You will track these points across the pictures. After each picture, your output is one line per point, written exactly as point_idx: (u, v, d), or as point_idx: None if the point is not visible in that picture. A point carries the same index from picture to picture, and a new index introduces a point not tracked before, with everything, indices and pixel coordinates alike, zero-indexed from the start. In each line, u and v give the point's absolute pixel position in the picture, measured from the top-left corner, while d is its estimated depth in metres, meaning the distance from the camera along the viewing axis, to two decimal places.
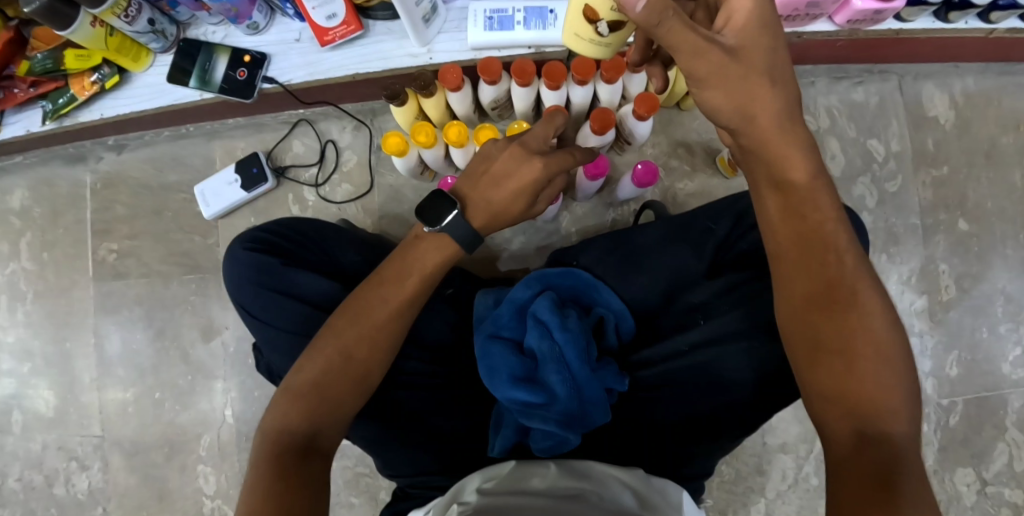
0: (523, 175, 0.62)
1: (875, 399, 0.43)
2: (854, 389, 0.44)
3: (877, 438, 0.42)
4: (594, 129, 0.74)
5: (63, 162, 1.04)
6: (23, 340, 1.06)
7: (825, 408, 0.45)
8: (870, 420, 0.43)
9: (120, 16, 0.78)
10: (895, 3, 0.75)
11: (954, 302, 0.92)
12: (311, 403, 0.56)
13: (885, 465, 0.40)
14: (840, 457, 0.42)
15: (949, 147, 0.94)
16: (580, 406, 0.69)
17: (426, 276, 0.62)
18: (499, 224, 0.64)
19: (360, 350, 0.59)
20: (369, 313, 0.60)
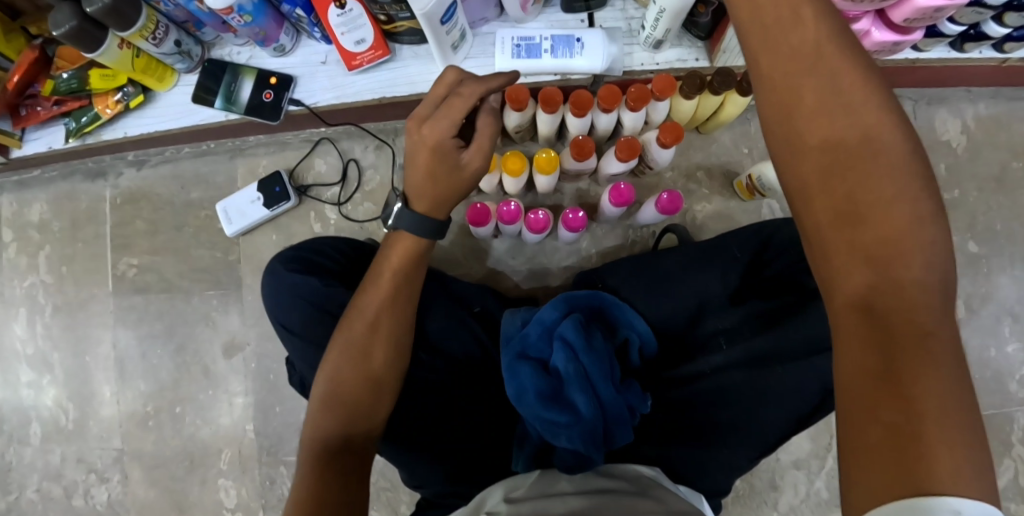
0: (425, 150, 0.64)
1: (895, 227, 0.35)
2: (862, 217, 0.36)
3: (886, 283, 0.34)
4: (620, 157, 0.75)
5: (84, 177, 1.04)
6: (43, 352, 1.06)
7: (834, 251, 0.36)
8: (884, 261, 0.34)
9: (148, 39, 0.79)
10: (913, 35, 0.76)
11: (962, 322, 0.95)
12: (332, 410, 0.64)
13: (909, 341, 0.32)
14: (848, 310, 0.34)
15: (961, 171, 0.97)
16: (603, 425, 0.70)
17: (396, 272, 0.67)
18: (441, 192, 0.65)
19: (370, 355, 0.66)
20: (359, 320, 0.66)
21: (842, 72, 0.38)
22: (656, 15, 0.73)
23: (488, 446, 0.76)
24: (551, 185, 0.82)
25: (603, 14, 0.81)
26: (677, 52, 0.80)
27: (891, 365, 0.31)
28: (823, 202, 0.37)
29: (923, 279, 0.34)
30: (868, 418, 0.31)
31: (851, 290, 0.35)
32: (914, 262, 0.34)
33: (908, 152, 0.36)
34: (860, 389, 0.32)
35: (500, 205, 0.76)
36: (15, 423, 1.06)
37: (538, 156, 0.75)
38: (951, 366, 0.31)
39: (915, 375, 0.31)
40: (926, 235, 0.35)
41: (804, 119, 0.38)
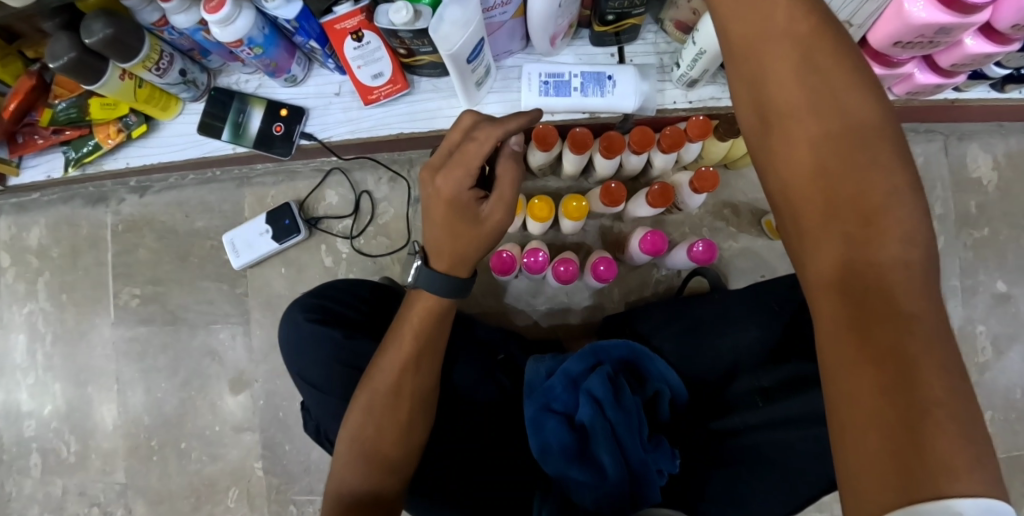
0: (441, 201, 0.57)
1: (871, 201, 0.34)
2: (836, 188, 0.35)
3: (861, 259, 0.33)
4: (653, 203, 0.72)
5: (84, 202, 1.01)
6: (43, 383, 1.02)
7: (810, 230, 0.35)
8: (858, 237, 0.34)
9: (151, 70, 0.74)
10: (957, 78, 0.74)
11: (989, 364, 0.93)
12: (357, 461, 0.62)
13: (893, 322, 0.31)
14: (824, 292, 0.34)
15: (991, 209, 0.94)
16: (631, 491, 0.66)
17: (421, 329, 0.63)
18: (461, 247, 0.58)
19: (393, 414, 0.62)
20: (382, 379, 0.63)
21: (818, 56, 0.36)
22: (694, 55, 0.69)
23: (488, 446, 0.75)
24: (577, 228, 0.79)
25: (634, 48, 0.77)
26: (711, 89, 0.77)
27: (874, 352, 0.31)
28: (802, 182, 0.36)
29: (906, 255, 0.32)
30: (857, 412, 0.30)
31: (829, 273, 0.34)
32: (894, 237, 0.33)
33: (877, 115, 0.35)
34: (846, 384, 0.31)
35: (526, 255, 0.74)
36: (14, 453, 1.03)
37: (566, 202, 0.73)
38: (937, 350, 0.30)
39: (900, 363, 0.30)
40: (906, 210, 0.33)
41: (774, 98, 0.37)
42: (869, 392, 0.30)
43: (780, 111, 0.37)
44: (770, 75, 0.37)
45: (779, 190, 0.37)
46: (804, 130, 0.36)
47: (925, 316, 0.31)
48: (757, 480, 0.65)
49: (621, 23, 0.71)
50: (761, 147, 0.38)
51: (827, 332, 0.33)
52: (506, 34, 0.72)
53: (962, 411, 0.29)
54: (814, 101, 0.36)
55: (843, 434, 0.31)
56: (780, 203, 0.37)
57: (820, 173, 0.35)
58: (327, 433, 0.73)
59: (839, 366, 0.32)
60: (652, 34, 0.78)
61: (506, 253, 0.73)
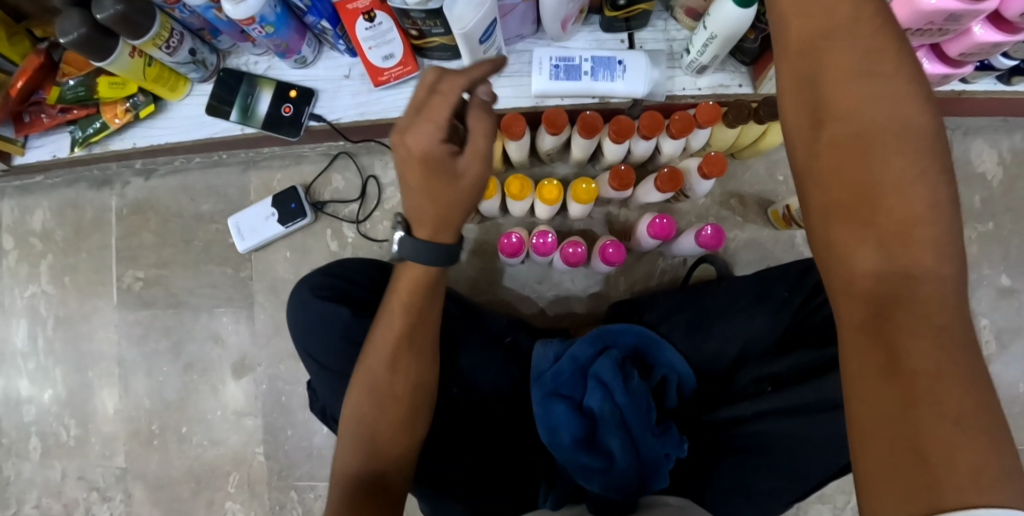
0: (413, 162, 0.52)
1: (910, 218, 0.33)
2: (874, 198, 0.34)
3: (894, 273, 0.33)
4: (662, 187, 0.73)
5: (88, 185, 1.01)
6: (43, 367, 1.02)
7: (843, 239, 0.35)
8: (892, 251, 0.33)
9: (161, 47, 0.74)
10: (965, 69, 0.74)
11: (992, 357, 0.93)
12: (359, 446, 0.61)
13: (925, 337, 0.31)
14: (854, 303, 0.34)
15: (996, 204, 0.95)
16: (640, 474, 0.67)
17: (410, 301, 0.61)
18: (444, 206, 0.55)
19: (394, 392, 0.62)
20: (376, 357, 0.63)
21: (879, 57, 0.35)
22: (704, 41, 0.70)
23: (496, 427, 0.76)
24: (584, 213, 0.79)
25: (644, 35, 0.78)
26: (720, 77, 0.77)
27: (903, 361, 0.30)
28: (837, 188, 0.35)
29: (941, 270, 0.32)
30: (878, 421, 0.30)
31: (862, 282, 0.34)
32: (931, 252, 0.33)
33: (930, 127, 0.34)
34: (871, 393, 0.31)
35: (535, 237, 0.73)
36: (13, 437, 1.02)
37: (575, 185, 0.73)
38: (968, 364, 0.29)
39: (927, 373, 0.30)
40: (946, 227, 0.33)
41: (829, 98, 0.36)
42: (892, 400, 0.30)
43: (829, 109, 0.36)
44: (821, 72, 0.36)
45: (813, 193, 0.37)
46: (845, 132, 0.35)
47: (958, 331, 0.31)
48: (764, 467, 0.66)
49: (632, 8, 0.71)
50: (805, 152, 0.37)
51: (854, 339, 0.33)
52: (518, 17, 0.72)
53: (986, 424, 0.28)
54: (864, 104, 0.35)
55: (864, 441, 0.30)
56: (811, 208, 0.37)
57: (857, 180, 0.34)
58: (332, 414, 0.73)
59: (866, 376, 0.31)
60: (662, 21, 0.78)
61: (514, 235, 0.73)
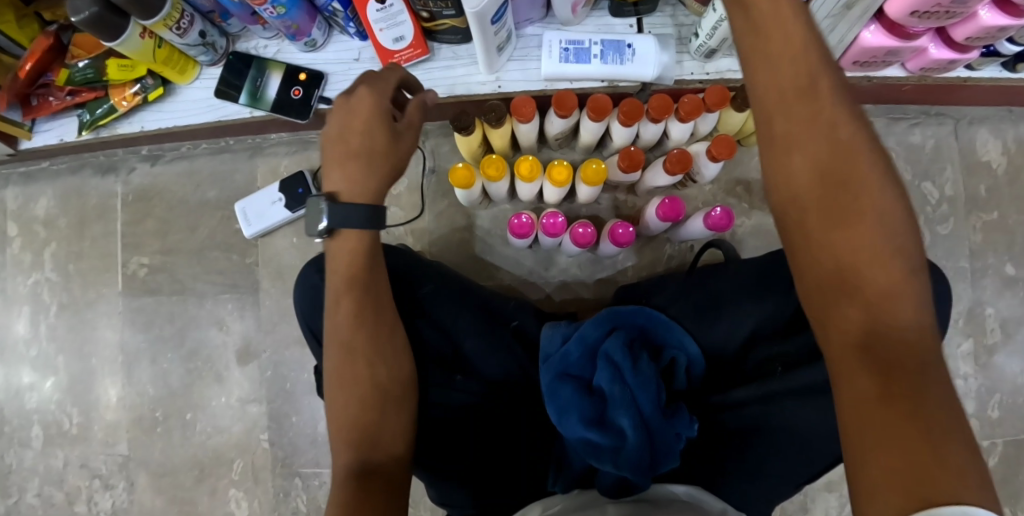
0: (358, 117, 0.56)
1: (888, 283, 0.39)
2: (857, 264, 0.40)
3: (879, 324, 0.38)
4: (671, 169, 0.73)
5: (93, 171, 1.00)
6: (46, 354, 1.01)
7: (832, 297, 0.40)
8: (875, 306, 0.38)
9: (172, 28, 0.74)
10: (971, 54, 0.75)
11: (998, 346, 0.94)
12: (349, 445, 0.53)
13: (912, 373, 0.35)
14: (846, 349, 0.38)
15: (1000, 194, 0.95)
16: (650, 454, 0.66)
17: (351, 272, 0.57)
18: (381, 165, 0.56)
19: (368, 373, 0.56)
20: (338, 345, 0.56)
21: (852, 146, 0.41)
22: (714, 23, 0.70)
23: (505, 411, 0.76)
24: (593, 196, 0.80)
25: (652, 20, 0.78)
26: (728, 61, 0.78)
27: (892, 389, 0.34)
28: (827, 255, 0.41)
29: (918, 323, 0.38)
30: (877, 438, 0.33)
31: (854, 332, 0.38)
32: (908, 308, 0.38)
33: (897, 209, 0.40)
34: (870, 418, 0.34)
35: (544, 217, 0.73)
36: (15, 425, 1.01)
37: (584, 166, 0.73)
38: (948, 393, 0.34)
39: (912, 399, 0.33)
40: (916, 290, 0.39)
41: (810, 176, 0.42)
42: (881, 416, 0.33)
43: (812, 184, 0.42)
44: (811, 143, 0.42)
45: (804, 258, 0.42)
46: (828, 200, 0.41)
47: (941, 372, 0.35)
48: (775, 447, 0.67)
49: None
50: (796, 222, 0.42)
51: (846, 372, 0.37)
52: (529, 1, 0.73)
53: (968, 442, 0.31)
54: (846, 180, 0.41)
55: (869, 458, 0.33)
56: (804, 271, 0.42)
57: (845, 248, 0.40)
58: None
59: (863, 404, 0.35)
60: (671, 7, 0.78)
61: (524, 216, 0.73)
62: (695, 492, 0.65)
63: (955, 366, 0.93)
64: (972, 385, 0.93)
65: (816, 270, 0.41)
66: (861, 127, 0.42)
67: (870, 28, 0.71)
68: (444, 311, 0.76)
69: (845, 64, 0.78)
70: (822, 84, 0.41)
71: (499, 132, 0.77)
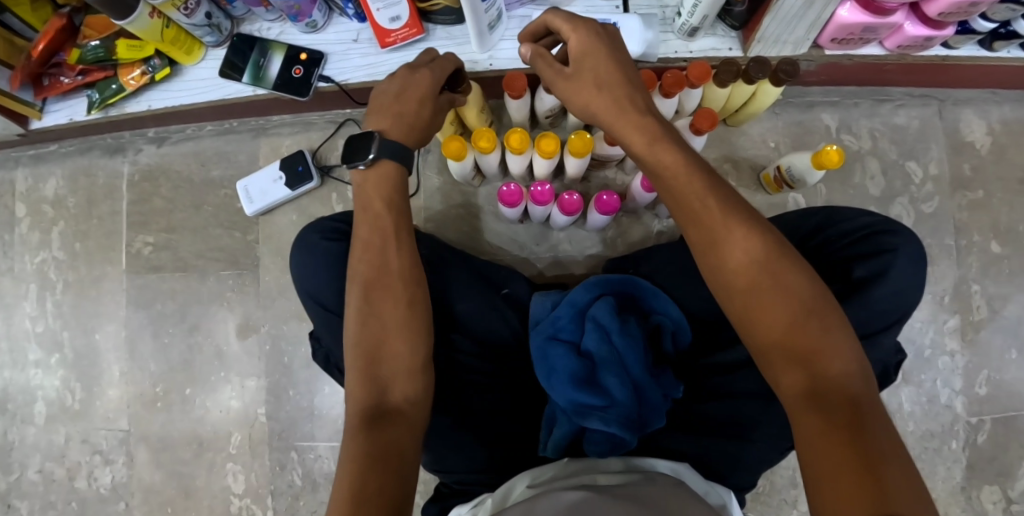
0: (420, 84, 0.66)
1: (815, 341, 0.47)
2: (792, 331, 0.48)
3: (816, 376, 0.45)
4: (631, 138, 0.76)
5: (101, 152, 1.04)
6: (52, 330, 1.04)
7: (774, 359, 0.48)
8: (810, 364, 0.46)
9: (179, 9, 0.77)
10: (947, 31, 0.77)
11: (984, 322, 0.95)
12: (366, 376, 0.55)
13: (849, 414, 0.43)
14: (797, 404, 0.45)
15: (985, 172, 0.98)
16: (639, 410, 0.68)
17: (384, 206, 0.64)
18: (419, 133, 0.66)
19: (388, 310, 0.59)
20: (359, 272, 0.61)
21: (760, 236, 0.51)
22: (695, 1, 0.73)
23: (495, 378, 0.78)
24: (581, 170, 0.82)
25: (638, 1, 0.82)
26: (711, 41, 0.82)
27: (836, 432, 0.42)
28: (766, 326, 0.49)
29: (848, 370, 0.46)
30: (834, 474, 0.40)
31: (797, 387, 0.46)
32: (837, 360, 0.46)
33: (810, 284, 0.49)
34: (824, 460, 0.41)
35: (533, 186, 0.76)
36: (19, 402, 1.03)
37: (572, 137, 0.76)
38: (880, 429, 0.42)
39: (861, 439, 0.41)
40: (844, 343, 0.47)
41: (734, 262, 0.51)
42: (837, 457, 0.40)
43: (736, 266, 0.51)
44: (727, 242, 0.52)
45: (750, 328, 0.50)
46: (750, 280, 0.50)
47: (878, 412, 0.43)
48: (761, 411, 0.67)
49: None
50: (737, 299, 0.51)
51: (802, 422, 0.44)
52: None
53: (901, 469, 0.39)
54: (758, 261, 0.50)
55: (826, 490, 0.40)
56: (755, 342, 0.50)
57: (778, 318, 0.48)
58: (336, 359, 0.74)
59: (818, 448, 0.42)
60: None
61: (513, 185, 0.75)
62: (679, 469, 0.65)
63: (941, 342, 0.95)
64: (959, 362, 0.95)
65: (762, 338, 0.49)
66: (759, 220, 0.52)
67: (846, 6, 0.74)
68: (440, 276, 0.79)
69: (824, 41, 0.81)
70: (702, 193, 0.54)
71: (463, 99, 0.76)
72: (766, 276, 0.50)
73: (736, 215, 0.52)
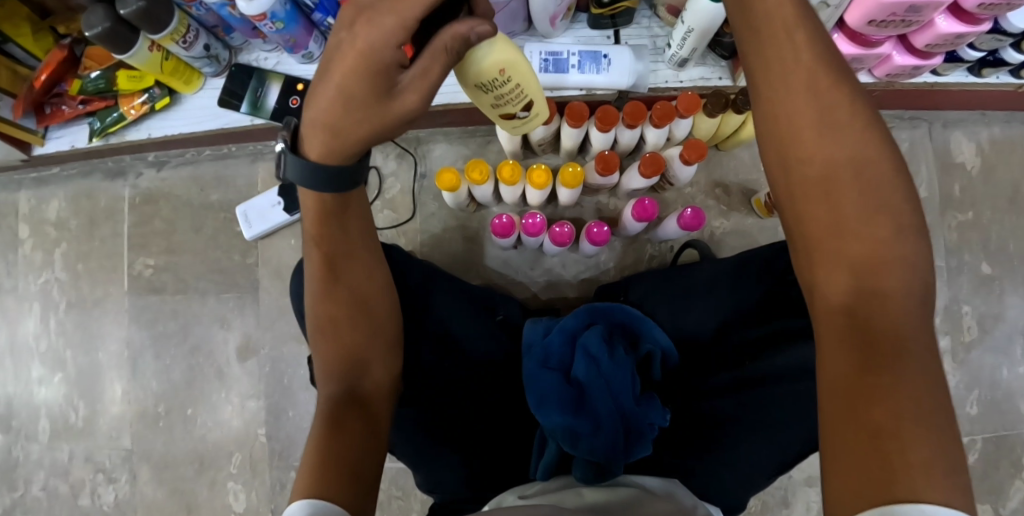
0: (356, 52, 0.47)
1: (876, 256, 0.40)
2: (849, 239, 0.41)
3: (865, 294, 0.39)
4: (599, 170, 0.77)
5: (103, 176, 1.06)
6: (55, 349, 1.06)
7: (820, 269, 0.42)
8: (861, 279, 0.39)
9: (178, 42, 0.79)
10: (933, 60, 0.78)
11: (975, 342, 0.96)
12: (338, 372, 0.62)
13: (891, 345, 0.36)
14: (829, 323, 0.40)
15: (975, 193, 0.98)
16: (624, 436, 0.70)
17: (320, 218, 0.60)
18: (344, 132, 0.50)
19: (327, 348, 0.63)
20: (314, 277, 0.63)
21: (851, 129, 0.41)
22: (683, 35, 0.75)
23: (489, 399, 0.80)
24: (574, 198, 0.83)
25: (629, 31, 0.83)
26: (701, 70, 0.83)
27: (868, 365, 0.36)
28: (818, 230, 0.42)
29: (904, 290, 0.39)
30: (849, 420, 0.35)
31: (836, 302, 0.40)
32: (894, 277, 0.39)
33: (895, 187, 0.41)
34: (844, 394, 0.36)
35: (524, 218, 0.77)
36: (23, 419, 1.05)
37: (563, 170, 0.77)
38: (926, 365, 0.35)
39: (893, 378, 0.35)
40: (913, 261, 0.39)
41: (800, 151, 0.43)
42: (857, 397, 0.35)
43: (810, 160, 0.42)
44: (806, 122, 0.42)
45: (801, 230, 0.43)
46: (828, 172, 0.42)
47: (924, 342, 0.37)
48: (750, 438, 0.67)
49: (617, 5, 0.77)
50: (797, 196, 0.43)
51: (829, 346, 0.39)
52: (510, 16, 0.77)
53: (941, 421, 0.33)
54: (845, 156, 0.41)
55: (832, 435, 0.35)
56: (800, 241, 0.43)
57: (837, 223, 0.41)
58: None
59: (836, 386, 0.37)
60: (646, 19, 0.83)
61: (506, 216, 0.77)
62: (669, 485, 0.67)
63: None
64: (949, 381, 0.96)
65: (809, 242, 0.42)
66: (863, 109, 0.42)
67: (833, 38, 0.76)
68: (437, 299, 0.81)
69: None
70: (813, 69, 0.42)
71: (479, 52, 0.49)
72: (839, 149, 0.42)
73: (830, 75, 0.42)
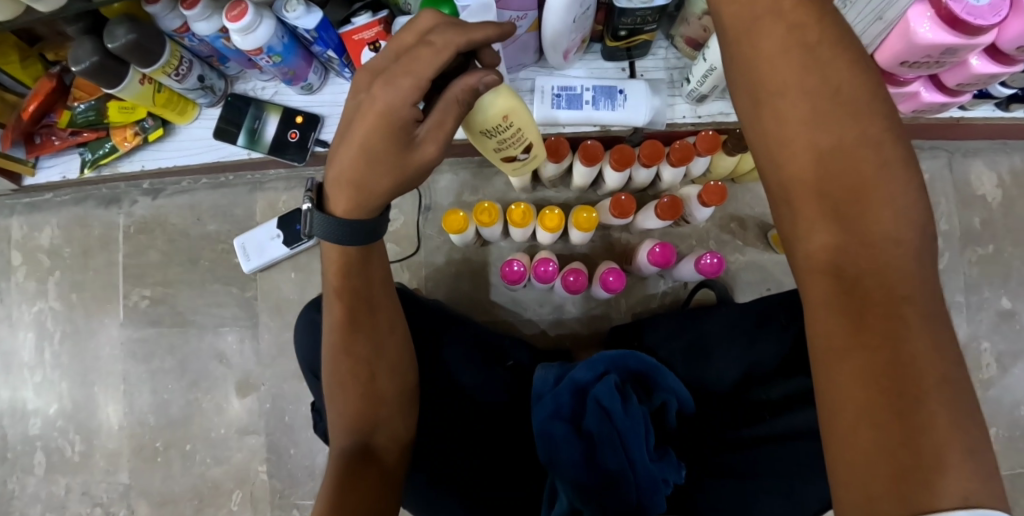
0: (377, 111, 0.46)
1: (866, 193, 0.34)
2: (832, 172, 0.35)
3: (851, 243, 0.34)
4: (614, 213, 0.74)
5: (96, 203, 1.02)
6: (51, 381, 1.03)
7: (802, 214, 0.36)
8: (851, 226, 0.34)
9: (170, 75, 0.75)
10: (962, 98, 0.75)
11: (994, 380, 0.94)
12: (353, 424, 0.58)
13: (887, 306, 0.32)
14: (813, 275, 0.35)
15: (995, 226, 0.96)
16: (637, 498, 0.65)
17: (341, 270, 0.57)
18: (368, 186, 0.49)
19: (342, 403, 0.59)
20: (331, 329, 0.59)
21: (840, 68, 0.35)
22: (704, 71, 0.71)
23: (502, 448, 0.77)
24: (586, 239, 0.80)
25: (645, 64, 0.79)
26: (719, 105, 0.79)
27: (866, 336, 0.32)
28: (797, 171, 0.36)
29: (897, 235, 0.34)
30: (853, 404, 0.31)
31: (820, 255, 0.35)
32: (885, 215, 0.34)
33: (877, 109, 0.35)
34: (843, 370, 0.32)
35: (535, 264, 0.74)
36: (18, 452, 1.02)
37: (576, 213, 0.74)
38: (926, 328, 0.31)
39: (895, 350, 0.31)
40: (900, 186, 0.34)
41: (769, 78, 0.36)
42: (860, 378, 0.32)
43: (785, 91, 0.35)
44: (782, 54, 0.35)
45: (779, 171, 0.37)
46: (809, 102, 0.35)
47: (920, 296, 0.32)
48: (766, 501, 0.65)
49: (633, 38, 0.72)
50: (771, 129, 0.36)
51: (818, 309, 0.35)
52: (519, 49, 0.73)
53: (957, 393, 0.30)
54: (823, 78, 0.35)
55: (834, 420, 0.32)
56: (775, 180, 0.37)
57: (820, 160, 0.35)
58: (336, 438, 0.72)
59: (834, 361, 0.33)
60: (662, 49, 0.79)
61: (516, 263, 0.73)
62: None
63: None
64: None
65: (788, 182, 0.36)
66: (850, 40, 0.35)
67: None
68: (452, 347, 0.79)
69: None
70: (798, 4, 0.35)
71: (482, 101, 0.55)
72: (817, 68, 0.35)
73: (847, 55, 0.35)
